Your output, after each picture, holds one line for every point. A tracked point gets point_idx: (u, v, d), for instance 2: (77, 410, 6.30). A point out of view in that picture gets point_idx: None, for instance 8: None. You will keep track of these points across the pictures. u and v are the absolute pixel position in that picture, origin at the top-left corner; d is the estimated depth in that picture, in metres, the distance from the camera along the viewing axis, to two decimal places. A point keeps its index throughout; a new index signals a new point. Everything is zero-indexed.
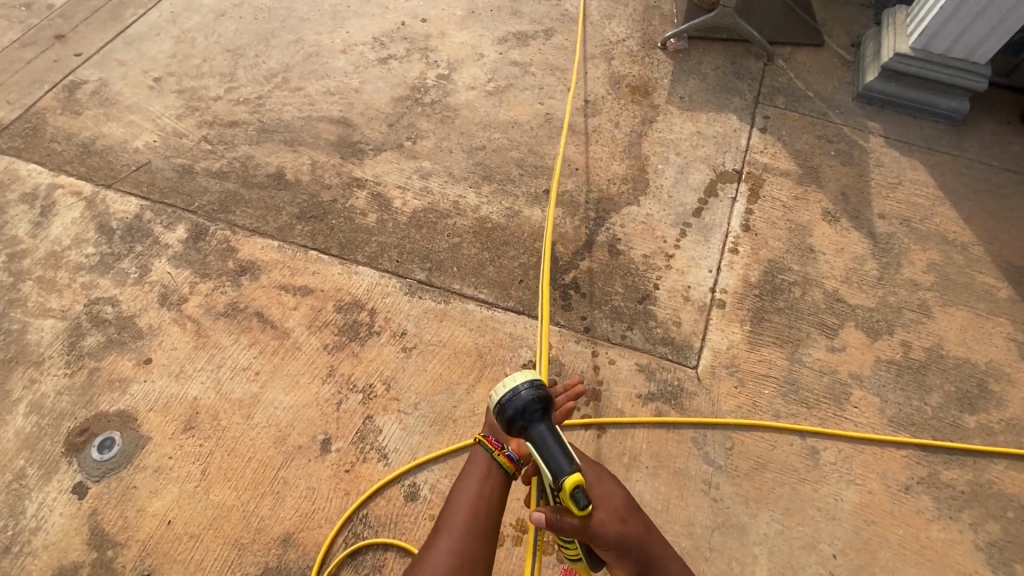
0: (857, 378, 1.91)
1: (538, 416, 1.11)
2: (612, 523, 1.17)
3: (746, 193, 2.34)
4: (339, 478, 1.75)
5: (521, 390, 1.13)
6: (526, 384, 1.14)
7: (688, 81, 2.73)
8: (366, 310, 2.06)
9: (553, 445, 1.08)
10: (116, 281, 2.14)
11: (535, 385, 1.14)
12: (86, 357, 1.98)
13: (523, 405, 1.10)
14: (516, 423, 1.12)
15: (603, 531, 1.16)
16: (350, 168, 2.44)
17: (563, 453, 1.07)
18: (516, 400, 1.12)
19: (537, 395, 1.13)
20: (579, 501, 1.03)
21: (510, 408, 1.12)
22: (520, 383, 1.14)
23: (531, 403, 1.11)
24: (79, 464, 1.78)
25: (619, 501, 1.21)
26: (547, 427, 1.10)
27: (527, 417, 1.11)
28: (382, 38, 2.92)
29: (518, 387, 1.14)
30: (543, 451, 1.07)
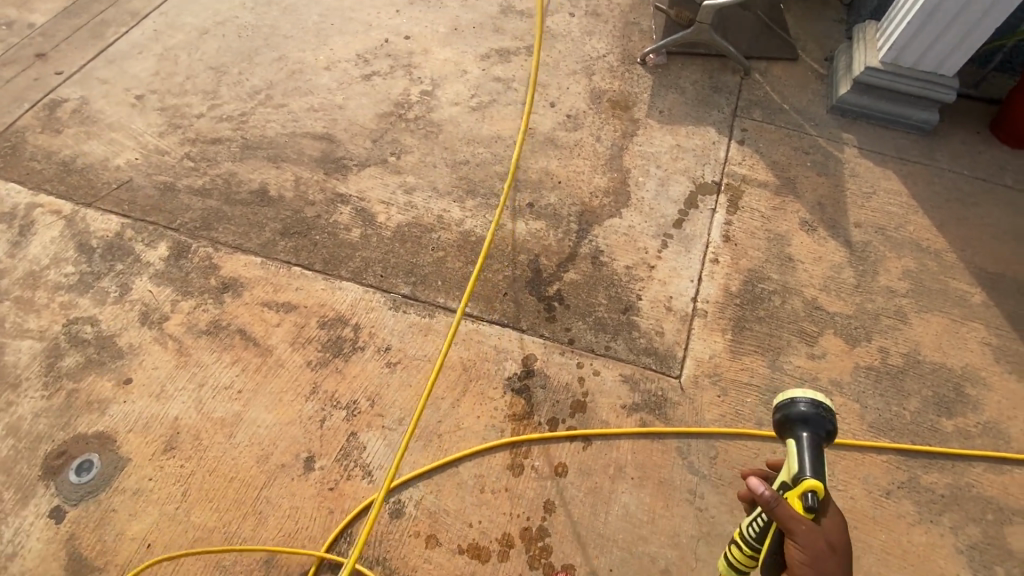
0: (837, 385, 1.94)
1: (816, 427, 1.21)
2: (813, 546, 1.06)
3: (725, 204, 2.39)
4: (323, 496, 1.73)
5: (803, 399, 1.25)
6: (812, 397, 1.24)
7: (667, 96, 2.80)
8: (350, 325, 2.05)
9: (812, 453, 1.18)
10: (96, 301, 2.12)
11: (820, 400, 1.25)
12: (64, 378, 1.95)
13: (803, 410, 1.22)
14: (786, 422, 1.24)
15: (802, 544, 1.07)
16: (334, 184, 2.45)
17: (813, 464, 1.17)
18: (798, 405, 1.24)
19: (820, 411, 1.22)
20: (808, 499, 1.09)
21: (788, 408, 1.26)
22: (805, 394, 1.25)
23: (809, 412, 1.23)
24: (56, 488, 1.75)
25: (842, 544, 1.09)
26: (811, 441, 1.21)
27: (801, 422, 1.23)
28: (365, 55, 2.95)
29: (797, 397, 1.25)
30: (801, 451, 1.19)
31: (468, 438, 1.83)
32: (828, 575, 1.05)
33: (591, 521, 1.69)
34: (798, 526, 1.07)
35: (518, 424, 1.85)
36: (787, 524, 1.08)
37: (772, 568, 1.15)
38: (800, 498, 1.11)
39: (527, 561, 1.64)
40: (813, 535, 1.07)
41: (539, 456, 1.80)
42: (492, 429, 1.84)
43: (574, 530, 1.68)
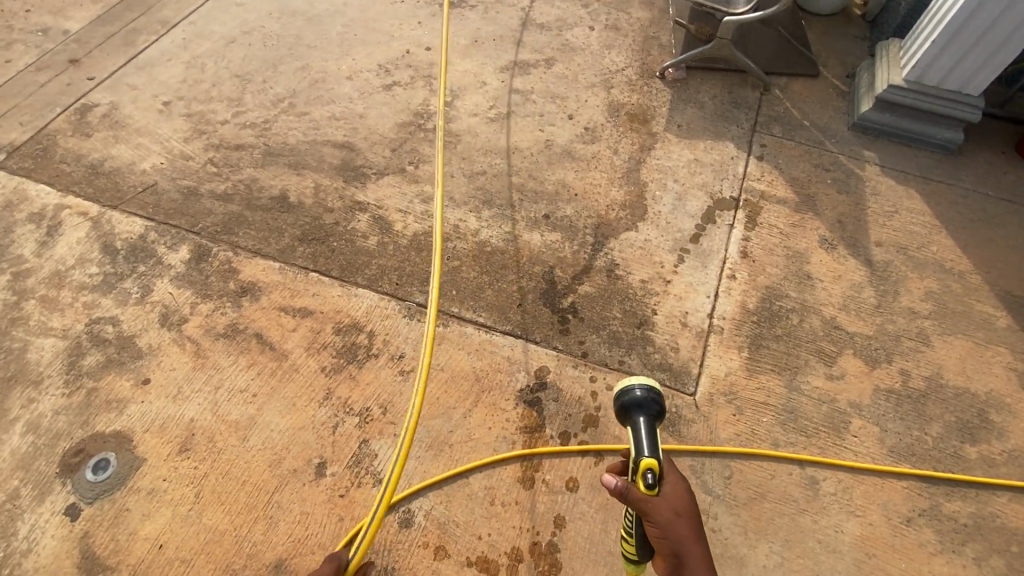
0: (856, 407, 1.90)
1: (648, 411, 1.32)
2: (665, 518, 1.10)
3: (744, 220, 2.37)
4: (333, 503, 1.73)
5: (638, 387, 1.37)
6: (644, 384, 1.37)
7: (685, 110, 2.80)
8: (365, 332, 2.07)
9: (645, 435, 1.26)
10: (118, 301, 2.16)
11: (650, 386, 1.37)
12: (84, 377, 1.98)
13: (637, 395, 1.34)
14: (624, 411, 1.34)
15: (655, 521, 1.11)
16: (353, 192, 2.48)
17: (648, 443, 1.24)
18: (632, 391, 1.36)
19: (651, 395, 1.35)
20: (648, 478, 1.14)
21: (625, 397, 1.36)
22: (639, 382, 1.38)
23: (642, 396, 1.34)
24: (73, 485, 1.77)
25: (687, 508, 1.13)
26: (647, 423, 1.30)
27: (637, 407, 1.33)
28: (387, 66, 3.00)
29: (633, 387, 1.37)
30: (638, 434, 1.27)
31: (479, 450, 1.82)
32: (681, 537, 1.10)
33: (601, 538, 1.67)
34: (647, 504, 1.12)
35: (529, 437, 1.84)
36: (638, 504, 1.13)
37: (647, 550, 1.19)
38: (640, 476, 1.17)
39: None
40: (665, 508, 1.12)
41: (550, 470, 1.78)
42: (504, 441, 1.84)
43: (585, 546, 1.66)
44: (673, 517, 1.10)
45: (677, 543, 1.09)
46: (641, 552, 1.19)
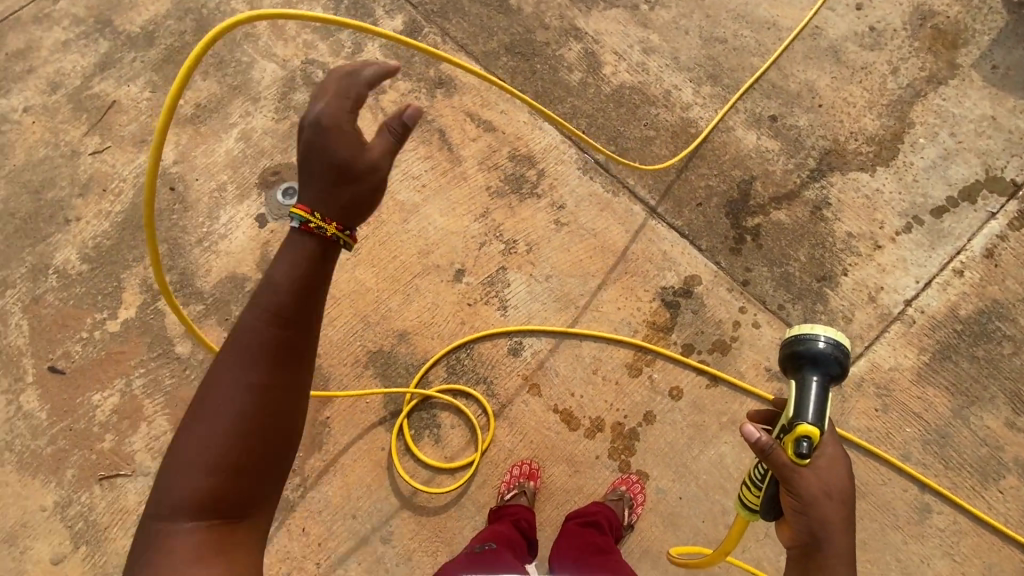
0: (1021, 466, 1.65)
1: (825, 369, 1.08)
2: (812, 494, 0.98)
3: (1011, 214, 1.90)
4: (460, 307, 1.88)
5: (823, 338, 1.10)
6: (832, 337, 1.11)
7: (1014, 49, 2.12)
8: (537, 168, 2.02)
9: (812, 395, 1.05)
10: (332, 50, 2.25)
11: (838, 340, 1.12)
12: (291, 110, 2.17)
13: (819, 346, 1.09)
14: (793, 359, 1.11)
15: (798, 492, 0.99)
16: (575, 14, 2.24)
17: (815, 407, 1.04)
18: (813, 339, 1.11)
19: (836, 353, 1.09)
20: (801, 448, 0.98)
21: (801, 345, 1.11)
22: (827, 333, 1.11)
23: (825, 352, 1.08)
24: (265, 199, 2.05)
25: (841, 490, 0.99)
26: (818, 382, 1.09)
27: (813, 358, 1.09)
28: None
29: (817, 335, 1.10)
30: (802, 391, 1.07)
31: (602, 323, 1.84)
32: (823, 517, 0.97)
33: (682, 449, 1.70)
34: (793, 473, 0.99)
35: (653, 333, 1.81)
36: (782, 468, 0.99)
37: (771, 510, 1.07)
38: (792, 440, 1.01)
39: (608, 449, 1.72)
40: (814, 483, 0.98)
41: (660, 371, 1.77)
42: (628, 326, 1.83)
43: (663, 448, 1.71)
44: (823, 496, 0.97)
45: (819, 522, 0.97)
46: (762, 508, 1.08)
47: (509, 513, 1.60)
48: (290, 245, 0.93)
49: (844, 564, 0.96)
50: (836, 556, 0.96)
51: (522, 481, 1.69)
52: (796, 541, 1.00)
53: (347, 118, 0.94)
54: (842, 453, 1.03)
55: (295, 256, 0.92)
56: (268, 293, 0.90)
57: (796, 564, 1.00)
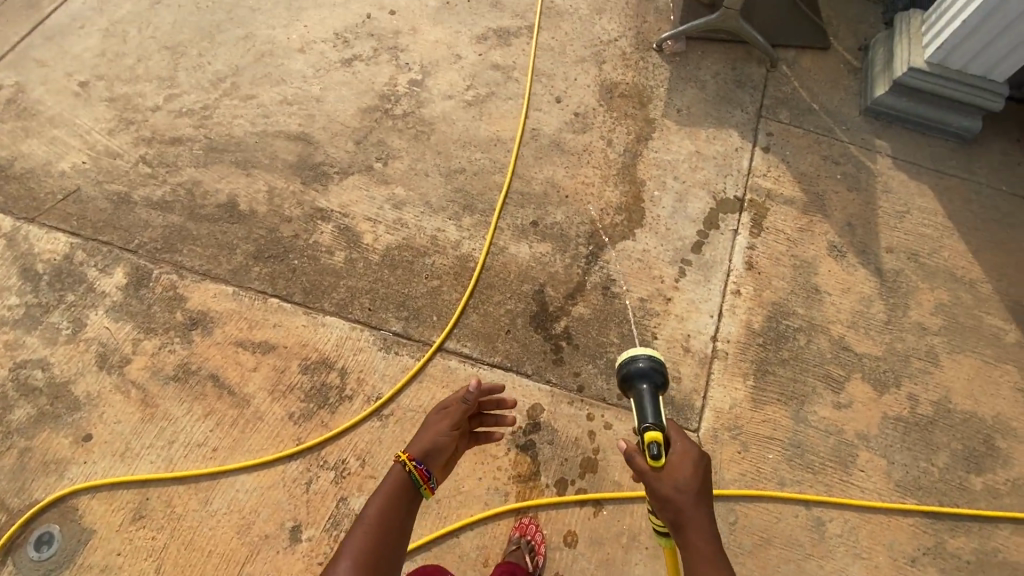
0: (863, 438, 1.81)
1: (651, 378, 1.25)
2: (667, 493, 1.10)
3: (749, 224, 2.18)
4: (312, 572, 1.59)
5: (641, 354, 1.28)
6: (649, 353, 1.28)
7: (685, 91, 2.51)
8: (336, 370, 1.85)
9: (648, 404, 1.21)
10: (46, 340, 1.88)
11: (655, 354, 1.29)
12: (14, 434, 1.74)
13: (641, 366, 1.26)
14: (626, 378, 1.28)
15: (658, 495, 1.10)
16: (313, 196, 2.17)
17: (653, 415, 1.18)
18: (636, 360, 1.28)
19: (653, 362, 1.27)
20: (652, 453, 1.12)
21: (626, 365, 1.28)
22: (641, 348, 1.29)
23: (644, 363, 1.26)
24: (13, 565, 1.58)
25: (692, 479, 1.11)
26: (653, 394, 1.24)
27: (642, 377, 1.25)
28: (345, 34, 2.59)
29: (636, 354, 1.28)
30: (640, 404, 1.22)
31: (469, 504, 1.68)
32: (682, 512, 1.09)
33: None
34: (651, 479, 1.12)
35: (523, 487, 1.71)
36: (643, 476, 1.12)
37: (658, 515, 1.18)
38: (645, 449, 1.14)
39: None
40: (669, 486, 1.11)
41: (547, 524, 1.66)
42: (496, 493, 1.70)
43: None
44: (674, 493, 1.08)
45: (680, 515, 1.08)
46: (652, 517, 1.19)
47: (499, 569, 1.50)
48: (384, 492, 1.17)
49: (712, 546, 1.06)
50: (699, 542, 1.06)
51: (523, 535, 1.62)
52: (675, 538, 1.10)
53: (450, 408, 1.31)
54: (692, 447, 1.16)
55: (391, 496, 1.15)
56: (373, 517, 1.11)
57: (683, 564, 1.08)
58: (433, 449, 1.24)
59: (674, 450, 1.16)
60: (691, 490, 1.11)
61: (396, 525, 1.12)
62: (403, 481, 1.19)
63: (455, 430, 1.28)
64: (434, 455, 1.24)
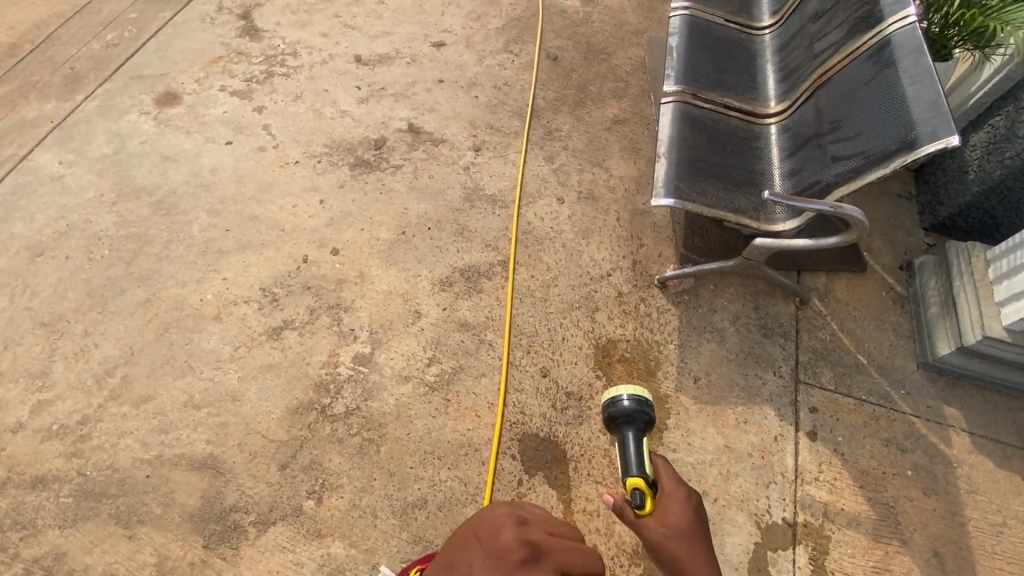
0: None
1: (636, 421, 1.46)
2: (660, 537, 1.25)
3: (807, 568, 1.66)
4: None
5: (626, 397, 1.49)
6: (631, 394, 1.49)
7: (700, 347, 2.02)
8: None
9: (633, 451, 1.40)
10: None
11: (637, 393, 1.51)
12: None
13: (625, 407, 1.47)
14: (613, 421, 1.48)
15: (650, 541, 1.26)
16: (221, 568, 1.61)
17: (635, 460, 1.37)
18: (621, 403, 1.49)
19: (638, 406, 1.48)
20: (637, 501, 1.30)
21: (614, 408, 1.49)
22: (626, 392, 1.50)
23: (629, 406, 1.47)
24: None
25: (682, 521, 1.27)
26: (636, 435, 1.44)
27: (626, 418, 1.46)
28: (274, 288, 2.09)
29: (621, 398, 1.49)
30: (626, 446, 1.41)
31: None
32: (675, 554, 1.23)
33: None
34: (641, 524, 1.29)
35: None
36: (633, 521, 1.30)
37: None
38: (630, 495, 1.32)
39: None
40: (659, 525, 1.27)
41: None
42: None
43: None
44: (663, 539, 1.24)
45: (673, 556, 1.24)
46: None
47: None
48: None
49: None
50: None
51: None
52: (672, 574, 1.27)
53: None
54: (679, 483, 1.34)
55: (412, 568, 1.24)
56: None
57: None
58: None
59: (661, 486, 1.34)
60: (681, 532, 1.26)
61: None
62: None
63: None
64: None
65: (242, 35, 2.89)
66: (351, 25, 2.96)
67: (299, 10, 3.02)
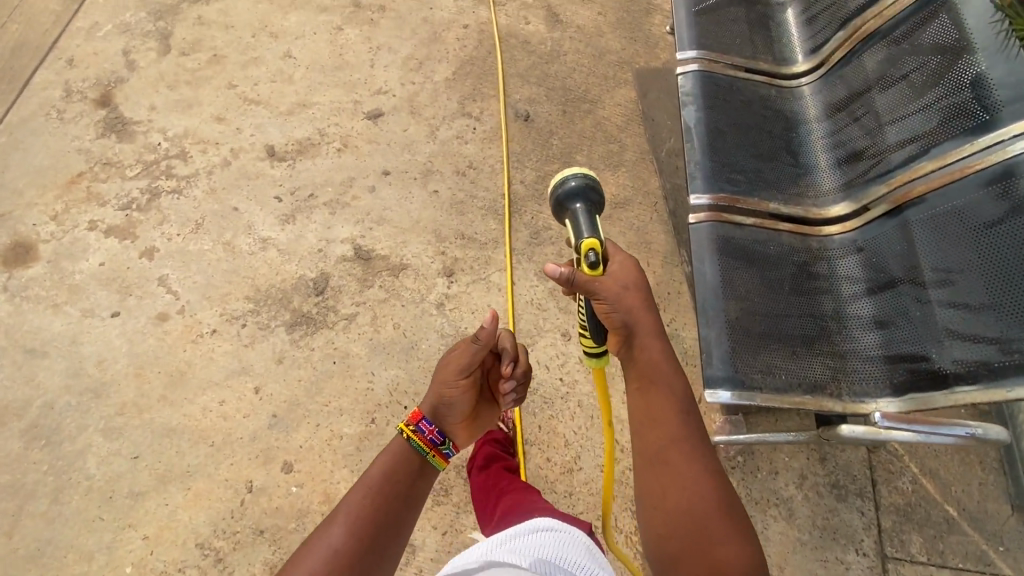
0: None
1: (588, 202, 1.11)
2: (619, 301, 1.10)
3: None
4: None
5: (574, 176, 1.12)
6: (580, 176, 1.11)
7: (765, 531, 1.65)
8: None
9: (585, 222, 1.08)
10: None
11: (587, 174, 1.13)
12: None
13: (573, 189, 1.10)
14: (557, 203, 1.12)
15: (605, 299, 1.09)
16: None
17: (588, 226, 1.08)
18: (568, 186, 1.11)
19: (587, 183, 1.12)
20: (591, 261, 1.07)
21: (560, 191, 1.11)
22: (573, 171, 1.13)
23: (578, 186, 1.11)
24: None
25: (636, 282, 1.12)
26: (590, 214, 1.11)
27: (577, 199, 1.10)
28: (214, 540, 1.58)
29: (568, 176, 1.11)
30: (576, 224, 1.09)
31: None
32: (631, 311, 1.10)
33: None
34: (597, 287, 1.08)
35: None
36: (588, 288, 1.08)
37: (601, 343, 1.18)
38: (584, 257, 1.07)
39: None
40: (614, 285, 1.10)
41: None
42: None
43: None
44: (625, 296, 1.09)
45: (627, 321, 1.11)
46: (592, 336, 1.16)
47: None
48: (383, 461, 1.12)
49: (654, 338, 1.13)
50: (644, 335, 1.12)
51: None
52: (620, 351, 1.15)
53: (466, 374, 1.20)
54: (629, 256, 1.14)
55: (392, 466, 1.11)
56: (373, 483, 1.07)
57: (639, 399, 1.12)
58: (439, 416, 1.20)
59: (611, 262, 1.13)
60: (634, 289, 1.12)
61: (375, 537, 1.01)
62: (399, 448, 1.16)
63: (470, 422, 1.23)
64: (449, 413, 1.20)
65: (105, 134, 2.14)
66: (252, 98, 2.24)
67: (177, 83, 2.26)
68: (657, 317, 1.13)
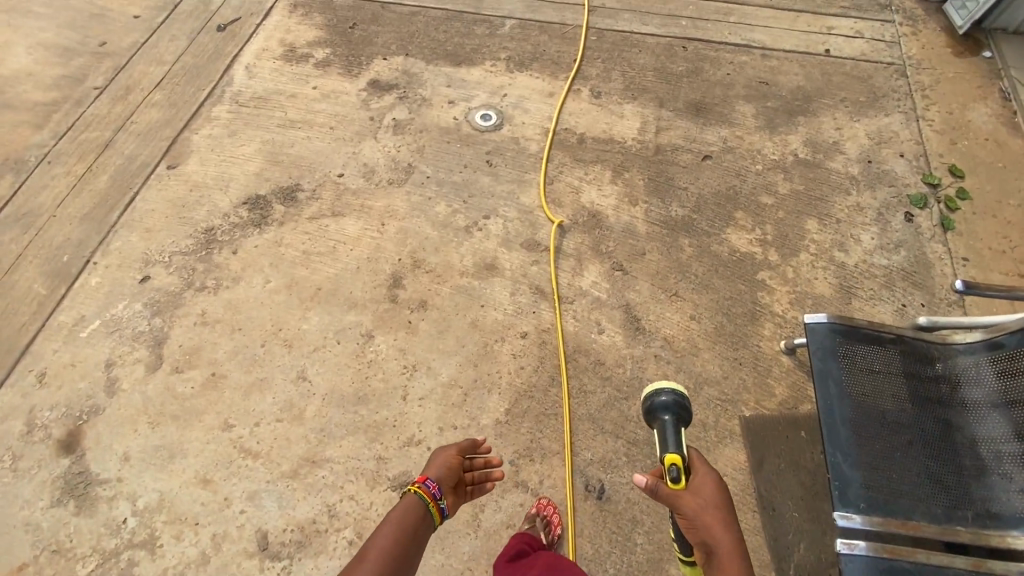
0: None
1: (674, 415, 1.36)
2: (696, 512, 1.18)
3: None
4: None
5: (666, 392, 1.40)
6: (671, 391, 1.39)
7: None
8: None
9: (669, 434, 1.31)
10: None
11: (677, 393, 1.40)
12: None
13: (663, 400, 1.37)
14: (650, 411, 1.39)
15: (684, 513, 1.19)
16: None
17: (673, 441, 1.30)
18: (659, 396, 1.38)
19: (677, 399, 1.38)
20: (672, 475, 1.22)
21: (652, 400, 1.39)
22: (666, 386, 1.41)
23: (668, 399, 1.37)
24: None
25: (716, 499, 1.20)
26: (674, 427, 1.34)
27: (664, 410, 1.36)
28: None
29: (661, 389, 1.40)
30: (662, 433, 1.33)
31: None
32: (708, 525, 1.17)
33: None
34: (676, 499, 1.20)
35: None
36: (669, 495, 1.21)
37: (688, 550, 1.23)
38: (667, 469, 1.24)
39: None
40: (692, 500, 1.20)
41: None
42: None
43: None
44: (698, 508, 1.18)
45: (704, 533, 1.17)
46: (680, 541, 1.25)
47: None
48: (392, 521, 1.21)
49: (733, 557, 1.13)
50: (722, 552, 1.14)
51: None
52: (703, 560, 1.17)
53: (453, 449, 1.42)
54: (713, 473, 1.25)
55: (401, 516, 1.21)
56: (397, 522, 1.20)
57: None
58: (441, 480, 1.33)
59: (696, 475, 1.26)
60: (714, 503, 1.20)
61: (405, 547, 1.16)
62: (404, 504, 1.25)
63: (455, 459, 1.39)
64: (436, 480, 1.33)
65: (61, 501, 1.70)
66: (249, 448, 1.77)
67: (161, 419, 1.82)
68: (739, 537, 1.15)
